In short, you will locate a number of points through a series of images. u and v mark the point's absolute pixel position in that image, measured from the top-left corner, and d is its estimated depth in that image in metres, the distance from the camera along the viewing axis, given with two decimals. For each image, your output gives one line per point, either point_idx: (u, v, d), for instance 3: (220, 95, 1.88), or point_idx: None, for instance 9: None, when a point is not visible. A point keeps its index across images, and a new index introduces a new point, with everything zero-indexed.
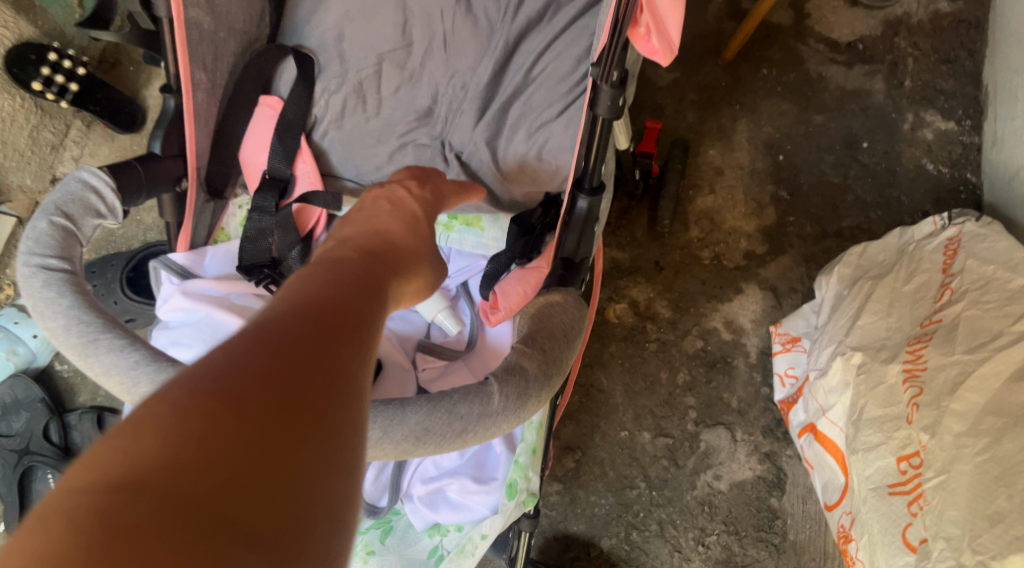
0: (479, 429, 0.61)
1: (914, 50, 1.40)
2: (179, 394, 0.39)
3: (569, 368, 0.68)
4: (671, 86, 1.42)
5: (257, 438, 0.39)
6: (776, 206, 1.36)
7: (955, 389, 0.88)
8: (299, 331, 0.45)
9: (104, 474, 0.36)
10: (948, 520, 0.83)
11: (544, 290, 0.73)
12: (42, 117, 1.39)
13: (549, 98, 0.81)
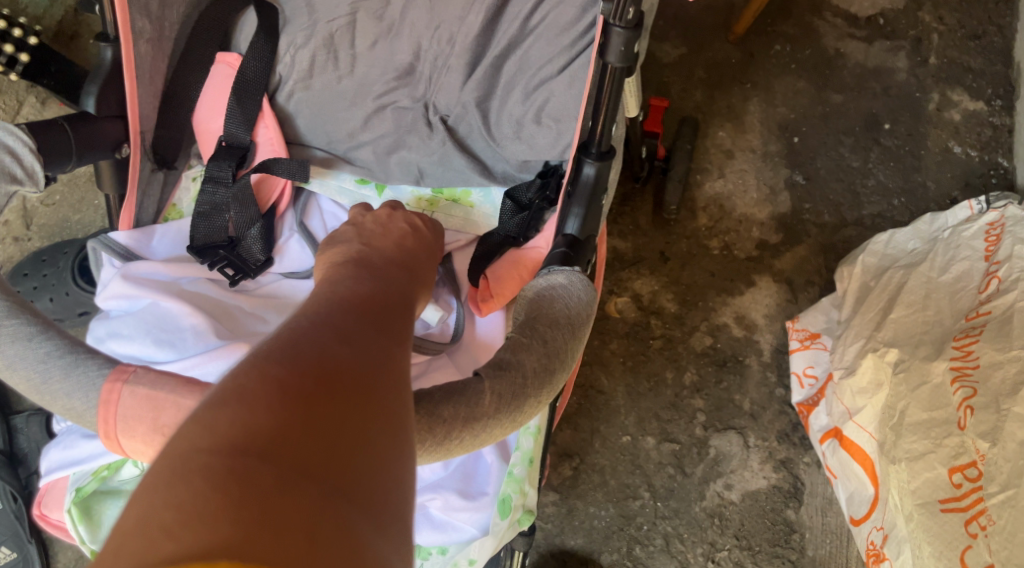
0: (465, 435, 0.50)
1: (939, 25, 1.31)
2: (259, 379, 0.36)
3: (574, 362, 0.57)
4: (677, 63, 1.32)
5: (352, 427, 0.36)
6: (791, 191, 1.25)
7: (1018, 390, 0.79)
8: (359, 325, 0.42)
9: (194, 470, 0.32)
10: (1021, 544, 0.74)
11: (544, 272, 0.62)
12: None
13: (549, 51, 0.69)
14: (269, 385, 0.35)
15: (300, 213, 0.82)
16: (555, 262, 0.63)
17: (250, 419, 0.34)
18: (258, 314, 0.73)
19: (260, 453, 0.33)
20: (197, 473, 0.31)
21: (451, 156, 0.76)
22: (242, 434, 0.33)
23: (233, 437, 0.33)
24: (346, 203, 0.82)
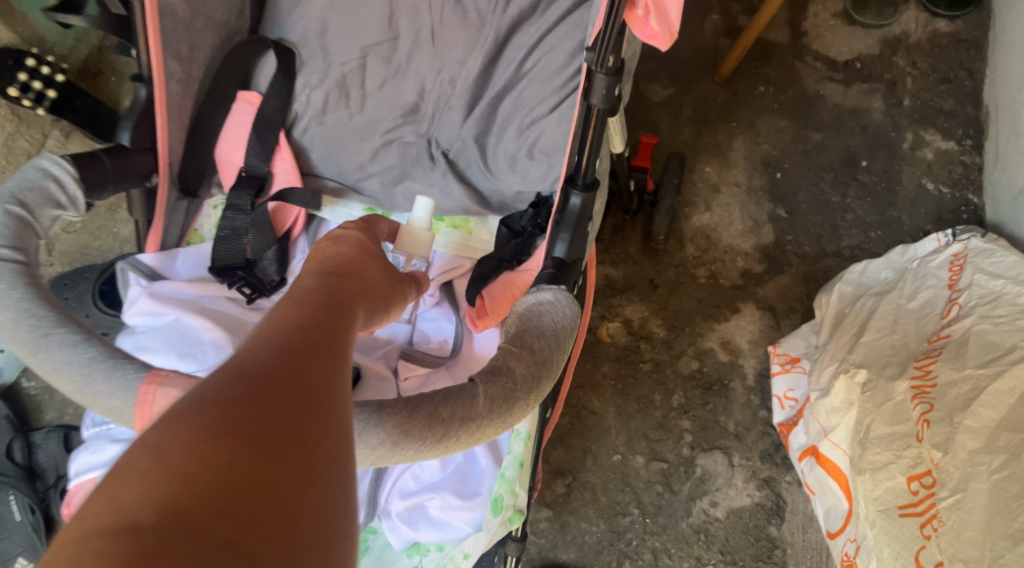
0: (462, 434, 0.56)
1: (913, 69, 1.38)
2: (205, 410, 0.37)
3: (560, 372, 0.63)
4: (666, 102, 1.40)
5: (295, 457, 0.38)
6: (774, 224, 1.32)
7: (969, 404, 0.83)
8: (310, 351, 0.44)
9: (139, 496, 0.34)
10: (965, 541, 0.78)
11: (534, 288, 0.68)
12: (19, 125, 1.38)
13: (541, 93, 0.77)
14: (215, 415, 0.37)
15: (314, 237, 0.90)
16: (543, 281, 0.69)
17: (199, 452, 0.36)
18: None
19: (203, 487, 0.35)
20: (144, 504, 0.34)
21: (451, 186, 0.83)
22: (190, 465, 0.35)
23: (180, 470, 0.35)
24: None
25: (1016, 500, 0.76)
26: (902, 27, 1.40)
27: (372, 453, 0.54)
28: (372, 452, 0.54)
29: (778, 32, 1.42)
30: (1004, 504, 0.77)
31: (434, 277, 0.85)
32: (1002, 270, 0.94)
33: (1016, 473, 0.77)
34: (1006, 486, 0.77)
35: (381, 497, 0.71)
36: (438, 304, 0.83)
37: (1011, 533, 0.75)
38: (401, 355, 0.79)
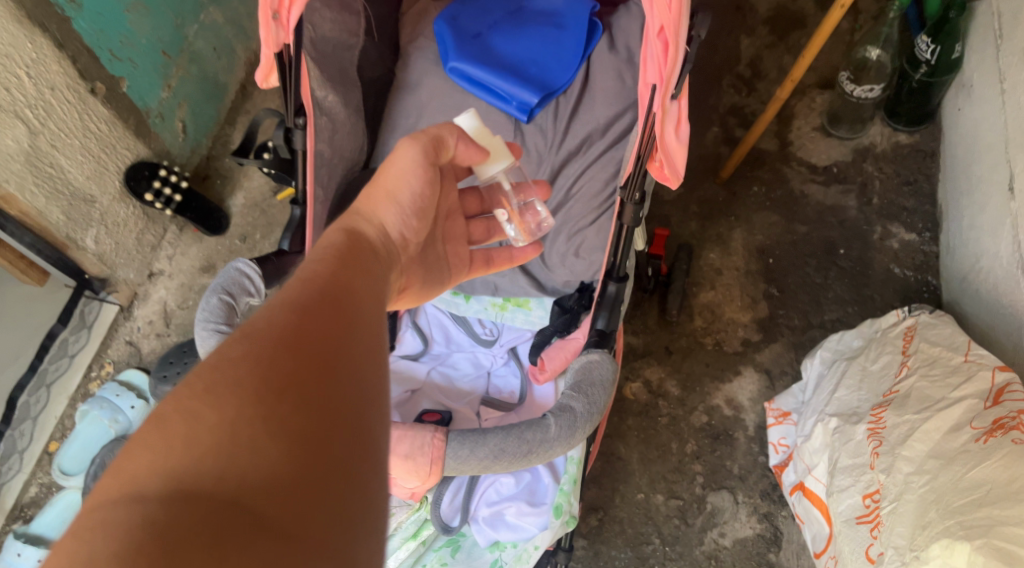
0: (540, 450, 0.83)
1: (880, 173, 1.66)
2: (225, 372, 0.56)
3: (603, 411, 0.88)
4: (676, 200, 1.70)
5: (292, 397, 0.56)
6: (768, 300, 1.60)
7: (905, 439, 1.05)
8: (309, 312, 0.62)
9: (177, 440, 0.52)
10: (898, 533, 0.99)
11: (584, 352, 0.94)
12: (147, 223, 1.68)
13: (585, 211, 1.06)
14: (232, 375, 0.56)
15: (413, 314, 1.15)
16: (591, 345, 0.96)
17: (218, 406, 0.54)
18: None
19: (221, 431, 0.53)
20: (177, 446, 0.52)
21: (517, 277, 1.10)
22: (213, 416, 0.53)
23: (204, 420, 0.53)
24: (442, 307, 1.14)
25: (932, 504, 0.97)
26: (870, 138, 1.68)
27: (480, 462, 0.83)
28: (480, 462, 0.83)
29: (768, 142, 1.72)
30: (924, 507, 0.98)
31: (503, 343, 1.13)
32: (939, 339, 1.20)
33: (935, 486, 0.98)
34: (927, 496, 0.98)
35: (472, 505, 0.98)
36: (507, 363, 1.11)
37: (924, 522, 0.96)
38: (481, 402, 1.08)
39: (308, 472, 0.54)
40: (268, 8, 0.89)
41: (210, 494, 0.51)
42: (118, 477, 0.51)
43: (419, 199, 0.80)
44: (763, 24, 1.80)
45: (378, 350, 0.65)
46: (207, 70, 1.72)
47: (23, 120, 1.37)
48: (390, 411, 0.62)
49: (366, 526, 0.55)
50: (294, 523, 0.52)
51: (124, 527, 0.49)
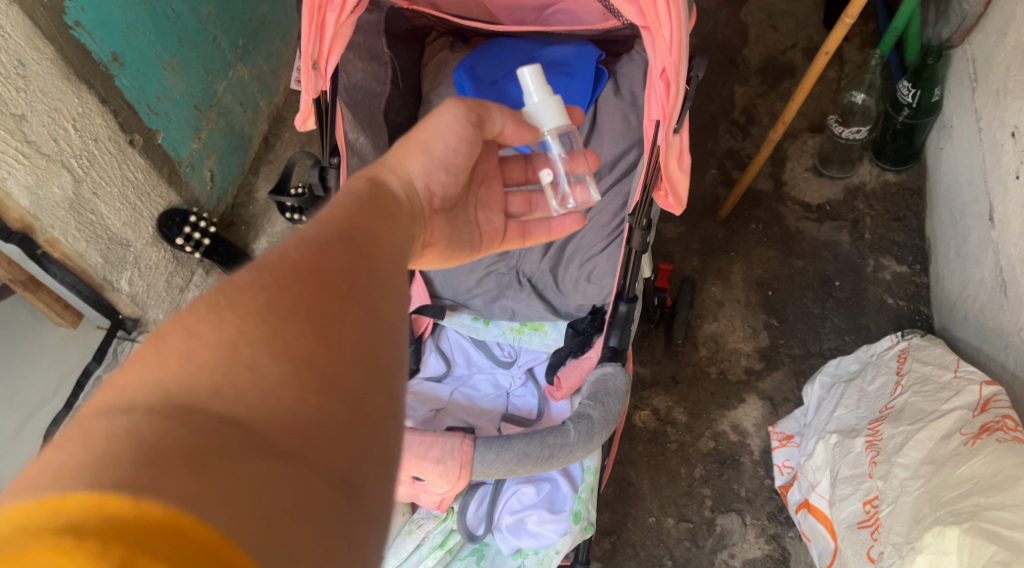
0: (561, 453, 0.99)
1: (871, 210, 1.75)
2: (231, 294, 0.57)
3: (618, 416, 1.05)
4: (677, 238, 1.79)
5: (298, 321, 0.57)
6: (769, 331, 1.67)
7: (900, 448, 1.13)
8: (324, 247, 0.62)
9: (174, 356, 0.53)
10: (895, 531, 1.06)
11: (599, 364, 1.10)
12: (176, 266, 1.64)
13: (595, 239, 1.18)
14: (238, 296, 0.56)
15: (436, 339, 1.31)
16: (605, 359, 1.10)
17: (220, 325, 0.55)
18: (412, 405, 1.22)
19: (220, 349, 0.54)
20: (173, 362, 0.53)
21: (534, 302, 1.24)
22: (213, 334, 0.54)
23: (203, 337, 0.54)
24: (463, 331, 1.29)
25: (927, 506, 1.04)
26: (860, 177, 1.79)
27: (507, 464, 1.00)
28: (507, 463, 1.00)
29: (764, 182, 1.82)
30: (919, 511, 1.04)
31: (521, 364, 1.26)
32: (930, 358, 1.26)
33: (928, 487, 1.06)
34: (921, 498, 1.06)
35: (495, 514, 1.08)
36: (525, 382, 1.24)
37: (916, 517, 1.04)
38: (503, 418, 1.20)
39: (305, 396, 0.54)
40: (309, 59, 0.98)
41: (203, 407, 0.51)
42: (110, 391, 0.52)
43: (449, 158, 0.80)
44: (755, 75, 1.93)
45: (393, 293, 0.65)
46: (233, 122, 1.76)
47: (68, 169, 1.36)
48: (397, 351, 0.61)
49: (363, 454, 0.55)
50: (288, 442, 0.52)
51: (107, 433, 0.49)
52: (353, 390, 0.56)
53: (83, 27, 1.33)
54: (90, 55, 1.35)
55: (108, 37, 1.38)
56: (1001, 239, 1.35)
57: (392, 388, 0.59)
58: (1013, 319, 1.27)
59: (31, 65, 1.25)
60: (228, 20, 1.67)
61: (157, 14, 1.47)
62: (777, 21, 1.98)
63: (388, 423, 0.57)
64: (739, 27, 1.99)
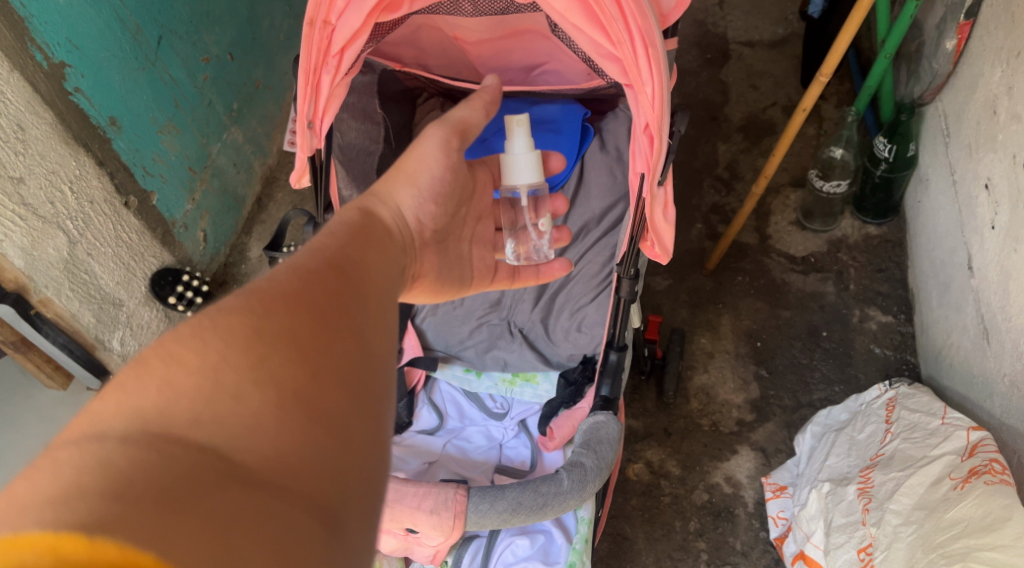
0: (555, 502, 1.00)
1: (854, 261, 1.79)
2: (217, 321, 0.58)
3: (611, 464, 1.06)
4: (666, 290, 1.82)
5: (284, 348, 0.58)
6: (758, 382, 1.69)
7: (892, 494, 1.14)
8: (312, 277, 0.65)
9: (154, 383, 0.54)
10: None
11: (592, 413, 1.13)
12: (169, 325, 1.64)
13: (584, 290, 1.22)
14: (223, 323, 0.58)
15: (428, 392, 1.32)
16: (598, 408, 1.13)
17: (204, 352, 0.56)
18: (404, 458, 1.23)
19: (202, 376, 0.55)
20: (154, 389, 0.54)
21: (525, 352, 1.26)
22: (196, 361, 0.55)
23: (186, 364, 0.55)
24: (456, 384, 1.31)
25: (921, 553, 1.04)
26: (842, 230, 1.83)
27: (502, 514, 1.01)
28: (502, 513, 1.01)
29: (749, 236, 1.86)
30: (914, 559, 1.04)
31: (514, 415, 1.27)
32: (917, 406, 1.28)
33: (920, 533, 1.06)
34: (915, 545, 1.06)
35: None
36: (518, 433, 1.25)
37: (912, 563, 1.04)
38: (495, 469, 1.21)
39: (288, 423, 0.55)
40: (305, 118, 1.01)
41: (181, 436, 0.52)
42: (85, 419, 0.52)
43: (433, 186, 0.86)
44: (737, 132, 1.99)
45: (380, 323, 0.67)
46: (227, 183, 1.80)
47: (64, 231, 1.38)
48: (382, 383, 0.63)
49: (345, 482, 0.55)
50: (267, 471, 0.53)
51: (78, 465, 0.49)
52: (337, 417, 0.57)
53: (83, 92, 1.36)
54: (89, 120, 1.39)
55: (107, 102, 1.41)
56: (981, 287, 1.38)
57: (377, 417, 0.60)
58: (997, 366, 1.29)
59: (30, 129, 1.28)
60: (224, 84, 1.71)
61: (155, 78, 1.51)
62: (756, 81, 2.06)
63: (370, 451, 0.58)
64: (721, 87, 2.06)
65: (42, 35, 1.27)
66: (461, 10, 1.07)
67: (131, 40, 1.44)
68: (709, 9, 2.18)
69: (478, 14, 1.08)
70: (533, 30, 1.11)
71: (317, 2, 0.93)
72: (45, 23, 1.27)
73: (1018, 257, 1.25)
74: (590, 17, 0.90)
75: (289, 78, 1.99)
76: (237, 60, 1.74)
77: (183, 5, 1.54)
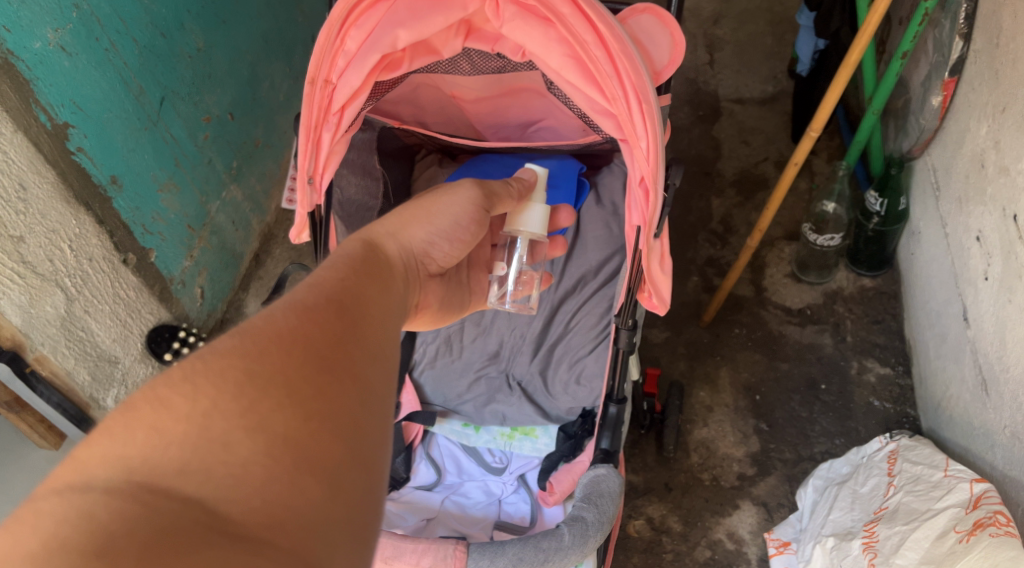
0: (556, 558, 0.99)
1: (850, 313, 1.79)
2: (211, 363, 0.59)
3: (613, 518, 1.05)
4: (663, 342, 1.82)
5: (277, 393, 0.58)
6: (759, 435, 1.67)
7: (897, 548, 1.12)
8: (310, 315, 0.65)
9: (141, 430, 0.55)
10: None
11: (593, 465, 1.12)
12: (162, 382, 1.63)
13: (583, 341, 1.22)
14: (216, 367, 0.59)
15: (426, 446, 1.32)
16: (598, 461, 1.12)
17: (194, 398, 0.57)
18: (402, 514, 1.24)
19: (191, 423, 0.55)
20: (141, 436, 0.55)
21: (524, 405, 1.27)
22: (186, 407, 0.56)
23: (176, 411, 0.56)
24: (454, 438, 1.32)
25: None
26: (838, 282, 1.83)
27: None
28: None
29: (745, 288, 1.87)
30: None
31: (513, 469, 1.28)
32: (919, 458, 1.27)
33: None
34: None
35: None
36: (517, 488, 1.26)
37: None
38: (495, 525, 1.22)
39: (276, 472, 0.55)
40: (306, 174, 1.03)
41: (167, 488, 0.53)
42: (70, 467, 0.54)
43: (452, 228, 0.90)
44: (730, 186, 2.02)
45: (379, 360, 0.67)
46: (226, 240, 1.81)
47: (62, 288, 1.38)
48: (380, 423, 0.62)
49: (335, 533, 0.55)
50: (252, 526, 0.52)
51: (61, 516, 0.50)
52: (329, 465, 0.57)
53: (85, 152, 1.38)
54: (90, 178, 1.40)
55: (109, 161, 1.44)
56: (977, 338, 1.38)
57: (372, 464, 0.59)
58: (997, 417, 1.28)
59: (32, 188, 1.30)
60: (224, 142, 1.74)
61: (156, 137, 1.54)
62: (748, 137, 2.10)
63: (361, 499, 0.58)
64: (713, 143, 2.10)
65: (46, 97, 1.29)
66: (459, 69, 1.09)
67: (134, 101, 1.47)
68: (700, 67, 2.24)
69: (475, 73, 1.10)
70: (528, 87, 1.14)
71: (319, 63, 0.96)
72: (50, 85, 1.30)
73: (1013, 307, 1.26)
74: (585, 74, 0.93)
75: (288, 136, 2.02)
76: (237, 119, 1.77)
77: (186, 67, 1.57)
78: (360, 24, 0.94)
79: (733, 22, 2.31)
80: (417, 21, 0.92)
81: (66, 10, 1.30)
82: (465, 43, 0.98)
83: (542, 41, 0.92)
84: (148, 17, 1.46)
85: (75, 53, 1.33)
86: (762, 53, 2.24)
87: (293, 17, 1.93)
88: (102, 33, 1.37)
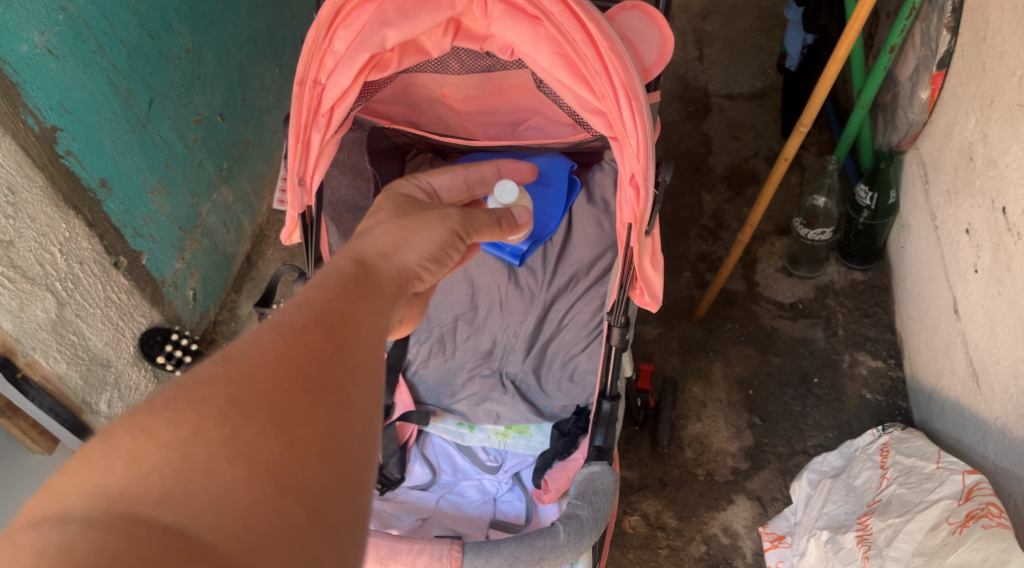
0: (551, 557, 0.99)
1: (841, 307, 1.80)
2: (192, 392, 0.59)
3: (608, 515, 1.05)
4: (657, 339, 1.82)
5: (261, 418, 0.58)
6: (752, 429, 1.68)
7: (892, 541, 1.13)
8: (296, 337, 0.65)
9: (121, 457, 0.55)
10: None
11: (587, 463, 1.12)
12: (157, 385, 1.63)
13: (576, 338, 1.25)
14: (199, 394, 0.59)
15: (420, 446, 1.33)
16: (592, 459, 1.12)
17: (175, 425, 0.57)
18: (397, 515, 1.24)
19: (172, 450, 0.55)
20: (120, 464, 0.54)
21: (518, 403, 1.28)
22: (167, 435, 0.56)
23: (158, 437, 0.56)
24: (449, 438, 1.33)
25: None
26: (828, 276, 1.84)
27: None
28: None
29: (737, 284, 1.87)
30: None
31: (508, 468, 1.29)
32: (912, 450, 1.28)
33: None
34: None
35: None
36: (512, 486, 1.27)
37: None
38: (491, 524, 1.22)
39: (260, 500, 0.56)
40: (295, 175, 1.03)
41: (148, 517, 0.53)
42: (47, 497, 0.54)
43: (441, 253, 0.86)
44: (721, 182, 2.03)
45: (366, 378, 0.67)
46: (217, 242, 1.81)
47: (53, 292, 1.37)
48: (365, 444, 0.63)
49: (318, 558, 0.56)
50: (236, 554, 0.53)
51: (40, 550, 0.50)
52: (314, 491, 0.58)
53: (74, 155, 1.38)
54: (79, 182, 1.39)
55: (97, 164, 1.43)
56: (968, 329, 1.39)
57: (359, 485, 0.61)
58: (988, 408, 1.30)
59: (21, 193, 1.29)
60: (214, 144, 1.73)
61: (145, 140, 1.53)
62: (738, 132, 2.10)
63: (346, 523, 0.59)
64: (703, 139, 2.10)
65: (33, 100, 1.28)
66: (448, 68, 1.09)
67: (123, 103, 1.46)
68: (689, 63, 2.25)
69: (464, 72, 1.10)
70: (518, 85, 1.14)
71: (307, 62, 0.96)
72: (38, 88, 1.29)
73: (1002, 299, 1.27)
74: (574, 73, 0.93)
75: (278, 137, 2.02)
76: (227, 120, 1.77)
77: (174, 68, 1.57)
78: (349, 23, 0.94)
79: (721, 19, 2.32)
80: (405, 21, 0.92)
81: (52, 12, 1.29)
82: (454, 42, 0.98)
83: (531, 39, 0.91)
84: (135, 19, 1.45)
85: (62, 56, 1.32)
86: (752, 48, 2.25)
87: (282, 17, 1.92)
88: (90, 36, 1.36)
